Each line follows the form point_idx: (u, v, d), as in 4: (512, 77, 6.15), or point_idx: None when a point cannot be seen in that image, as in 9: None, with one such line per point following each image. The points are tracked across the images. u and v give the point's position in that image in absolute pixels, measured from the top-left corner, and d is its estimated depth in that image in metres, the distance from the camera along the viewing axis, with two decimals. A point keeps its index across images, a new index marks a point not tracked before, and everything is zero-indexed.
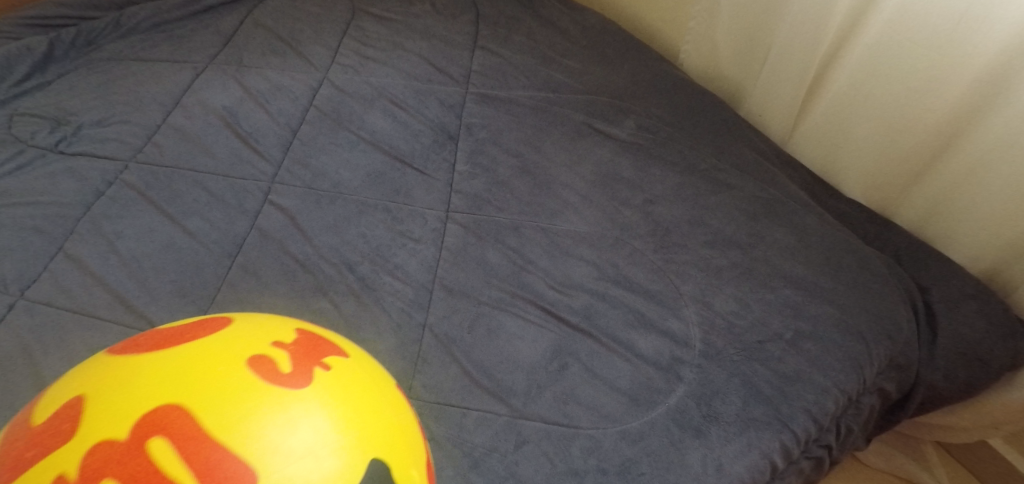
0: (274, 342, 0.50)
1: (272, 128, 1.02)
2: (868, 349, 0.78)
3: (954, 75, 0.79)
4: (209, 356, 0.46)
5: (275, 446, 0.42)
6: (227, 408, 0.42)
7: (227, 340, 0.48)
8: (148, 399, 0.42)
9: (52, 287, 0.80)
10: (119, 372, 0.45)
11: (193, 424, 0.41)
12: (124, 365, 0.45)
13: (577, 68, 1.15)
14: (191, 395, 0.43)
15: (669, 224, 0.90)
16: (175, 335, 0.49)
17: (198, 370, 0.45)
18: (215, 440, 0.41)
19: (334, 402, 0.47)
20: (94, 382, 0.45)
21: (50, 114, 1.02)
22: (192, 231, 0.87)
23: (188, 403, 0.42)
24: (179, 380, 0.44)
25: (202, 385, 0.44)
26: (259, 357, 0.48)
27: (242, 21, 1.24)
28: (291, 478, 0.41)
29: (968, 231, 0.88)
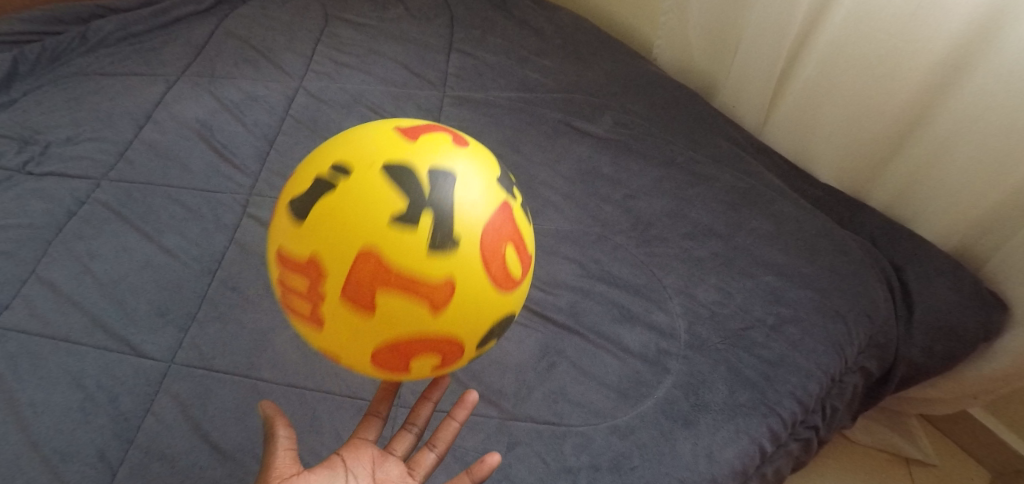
0: (374, 128, 0.51)
1: (248, 139, 1.01)
2: (848, 330, 0.79)
3: (919, 59, 0.81)
4: (343, 155, 0.49)
5: (441, 183, 0.46)
6: (392, 170, 0.46)
7: (345, 142, 0.51)
8: (341, 196, 0.46)
9: (26, 312, 0.78)
10: (300, 202, 0.48)
11: (381, 188, 0.45)
12: (296, 200, 0.48)
13: (553, 67, 1.15)
14: (363, 174, 0.46)
15: (650, 218, 0.90)
16: (306, 167, 0.51)
17: (349, 165, 0.47)
18: (403, 192, 0.45)
19: (455, 147, 0.51)
20: (289, 225, 0.48)
21: (16, 134, 1.00)
22: (170, 248, 0.85)
23: (365, 178, 0.46)
24: (344, 175, 0.47)
25: (363, 167, 0.47)
26: (376, 137, 0.50)
27: (213, 31, 1.22)
28: (471, 204, 0.47)
29: (939, 210, 0.90)
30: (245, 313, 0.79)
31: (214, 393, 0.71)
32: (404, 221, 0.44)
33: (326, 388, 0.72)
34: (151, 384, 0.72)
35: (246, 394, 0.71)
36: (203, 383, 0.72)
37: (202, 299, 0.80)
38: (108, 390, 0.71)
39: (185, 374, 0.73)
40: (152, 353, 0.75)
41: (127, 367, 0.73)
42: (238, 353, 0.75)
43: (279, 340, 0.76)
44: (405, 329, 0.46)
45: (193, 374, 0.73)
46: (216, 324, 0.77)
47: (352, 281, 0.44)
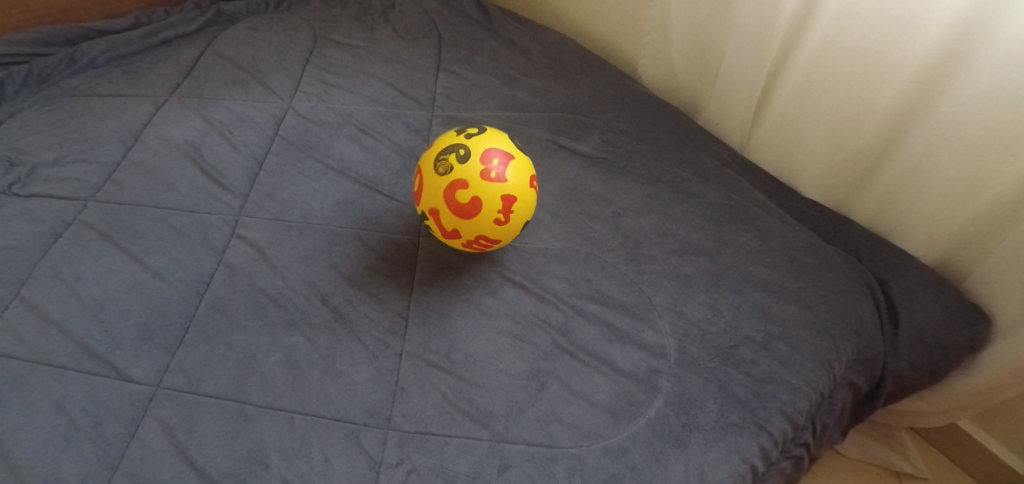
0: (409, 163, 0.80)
1: (237, 159, 1.00)
2: (835, 345, 0.80)
3: (895, 79, 0.83)
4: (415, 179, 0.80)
5: (453, 140, 0.79)
6: (431, 156, 0.79)
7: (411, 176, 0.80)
8: (427, 185, 0.78)
9: (9, 337, 0.77)
10: (422, 207, 0.79)
11: (437, 162, 0.77)
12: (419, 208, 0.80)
13: (540, 87, 1.17)
14: (426, 168, 0.79)
15: (639, 236, 0.91)
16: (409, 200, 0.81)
17: (418, 176, 0.79)
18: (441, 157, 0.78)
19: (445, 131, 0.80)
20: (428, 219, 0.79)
21: (2, 156, 0.99)
22: (157, 270, 0.85)
23: (429, 170, 0.78)
24: (421, 180, 0.79)
25: (424, 169, 0.79)
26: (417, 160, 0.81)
27: (202, 52, 1.22)
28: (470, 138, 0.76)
29: (920, 224, 0.92)
30: (233, 335, 0.78)
31: (202, 418, 0.70)
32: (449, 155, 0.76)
33: (315, 411, 0.72)
34: (136, 409, 0.71)
35: (234, 419, 0.71)
36: (190, 408, 0.71)
37: (190, 322, 0.79)
38: (93, 416, 0.70)
39: (172, 399, 0.72)
40: (138, 377, 0.74)
41: (112, 392, 0.72)
42: (226, 376, 0.74)
43: (267, 363, 0.76)
44: (483, 195, 0.75)
45: (181, 398, 0.72)
46: (204, 347, 0.77)
47: (450, 195, 0.76)
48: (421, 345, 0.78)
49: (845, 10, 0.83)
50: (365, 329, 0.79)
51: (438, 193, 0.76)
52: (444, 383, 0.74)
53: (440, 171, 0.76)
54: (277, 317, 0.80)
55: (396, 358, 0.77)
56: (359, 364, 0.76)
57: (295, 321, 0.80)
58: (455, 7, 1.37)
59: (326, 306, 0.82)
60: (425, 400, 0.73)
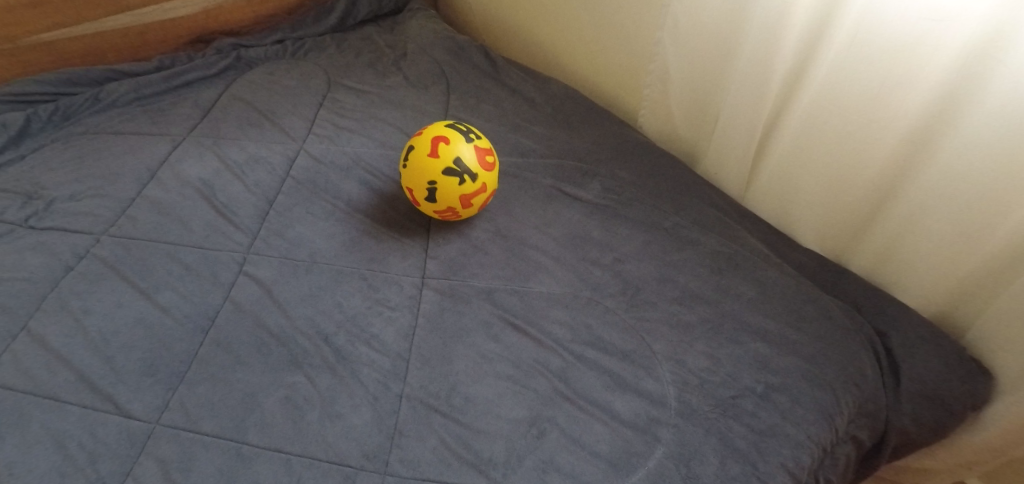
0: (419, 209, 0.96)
1: (248, 198, 1.03)
2: (837, 398, 0.80)
3: (885, 136, 0.86)
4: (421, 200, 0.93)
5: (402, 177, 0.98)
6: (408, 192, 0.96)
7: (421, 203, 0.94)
8: (416, 188, 0.92)
9: (13, 369, 0.77)
10: (433, 199, 0.92)
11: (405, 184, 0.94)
12: (437, 202, 0.92)
13: (545, 134, 1.20)
14: (411, 193, 0.94)
15: (639, 283, 0.92)
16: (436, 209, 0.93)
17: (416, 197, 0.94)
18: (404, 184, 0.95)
19: None
20: (444, 196, 0.91)
21: (22, 189, 1.02)
22: (164, 305, 0.86)
23: (409, 192, 0.94)
24: (415, 192, 0.93)
25: (411, 192, 0.94)
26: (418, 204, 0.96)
27: (221, 94, 1.27)
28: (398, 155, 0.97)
29: (916, 277, 0.93)
30: (235, 373, 0.78)
31: (199, 456, 0.70)
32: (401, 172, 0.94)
33: (313, 453, 0.71)
34: (134, 446, 0.71)
35: (232, 458, 0.70)
36: (188, 446, 0.71)
37: (192, 358, 0.80)
38: (90, 452, 0.70)
39: (171, 436, 0.72)
40: (138, 413, 0.74)
41: (112, 427, 0.72)
42: (225, 415, 0.74)
43: (267, 402, 0.76)
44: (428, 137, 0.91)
45: (179, 436, 0.72)
46: (205, 384, 0.77)
47: (419, 172, 0.90)
48: (421, 387, 0.78)
49: (836, 70, 0.86)
50: (366, 370, 0.80)
51: (419, 172, 0.90)
52: (443, 427, 0.74)
53: (411, 165, 0.91)
54: (280, 356, 0.81)
55: (395, 400, 0.77)
56: (358, 405, 0.76)
57: (296, 360, 0.80)
58: (464, 56, 1.42)
59: (328, 346, 0.82)
60: (424, 445, 0.72)
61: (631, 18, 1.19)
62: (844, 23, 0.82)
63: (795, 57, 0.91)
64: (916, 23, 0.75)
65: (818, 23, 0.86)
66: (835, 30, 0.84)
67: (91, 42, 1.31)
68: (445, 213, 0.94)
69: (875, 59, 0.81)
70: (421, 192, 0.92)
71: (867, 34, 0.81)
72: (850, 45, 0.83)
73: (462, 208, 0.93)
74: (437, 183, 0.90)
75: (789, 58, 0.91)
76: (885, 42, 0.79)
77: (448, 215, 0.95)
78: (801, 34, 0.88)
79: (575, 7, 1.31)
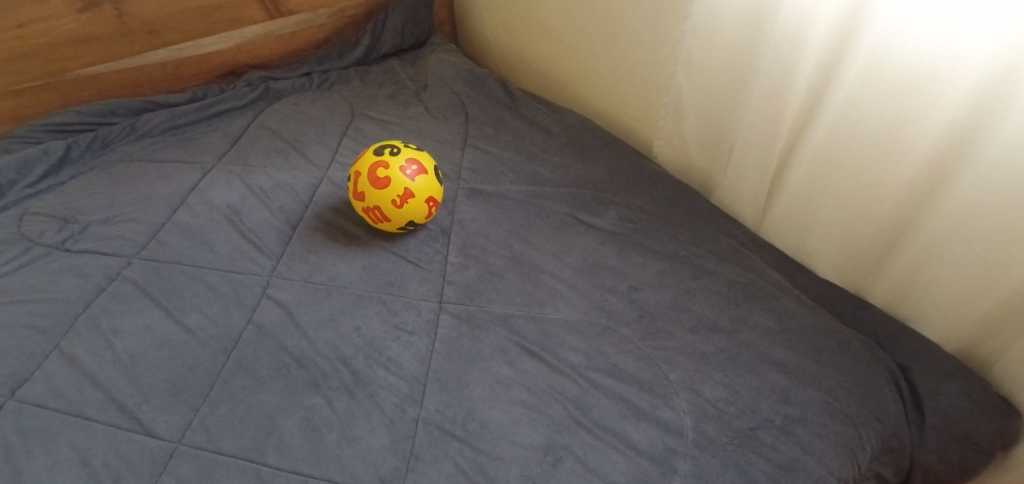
0: (395, 202, 0.96)
1: (272, 223, 1.06)
2: (858, 433, 0.78)
3: (899, 171, 0.86)
4: (375, 212, 0.99)
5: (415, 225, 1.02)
6: (397, 221, 0.99)
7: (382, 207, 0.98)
8: (374, 223, 1.01)
9: (45, 387, 0.80)
10: (363, 211, 1.00)
11: (387, 227, 1.01)
12: (363, 208, 1.00)
13: (561, 163, 1.22)
14: (385, 222, 1.00)
15: (655, 311, 0.93)
16: (365, 201, 0.98)
17: (378, 219, 1.00)
18: (397, 227, 1.01)
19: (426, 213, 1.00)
20: (358, 204, 1.01)
21: (60, 214, 1.07)
22: (189, 326, 0.88)
23: (386, 224, 1.00)
24: (374, 219, 1.00)
25: (384, 223, 1.00)
26: (398, 205, 0.97)
27: (249, 124, 1.32)
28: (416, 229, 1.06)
29: (936, 312, 0.92)
30: (256, 395, 0.80)
31: (218, 477, 0.71)
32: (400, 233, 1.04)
33: (329, 476, 0.72)
34: (156, 465, 0.72)
35: (250, 480, 0.71)
36: (209, 466, 0.72)
37: (215, 379, 0.82)
38: (114, 470, 0.72)
39: (192, 456, 0.73)
40: (162, 432, 0.76)
41: (135, 446, 0.74)
42: (245, 436, 0.75)
43: (286, 423, 0.77)
44: None
45: (200, 455, 0.73)
46: (227, 405, 0.79)
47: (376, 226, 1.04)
48: (437, 412, 0.79)
49: (849, 105, 0.88)
50: (383, 393, 0.81)
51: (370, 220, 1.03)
52: (458, 452, 0.75)
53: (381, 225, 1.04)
54: (299, 378, 0.82)
55: (412, 424, 0.77)
56: (375, 428, 0.77)
57: (316, 382, 0.82)
58: (482, 87, 1.46)
59: (347, 369, 0.84)
60: (439, 470, 0.73)
61: (646, 52, 1.22)
62: (856, 59, 0.83)
63: (808, 91, 0.92)
64: (926, 61, 0.76)
65: (831, 59, 0.87)
66: (847, 66, 0.85)
67: (131, 75, 1.38)
68: (374, 214, 0.99)
69: (887, 95, 0.82)
70: (369, 221, 1.02)
71: (879, 70, 0.82)
72: (863, 81, 0.84)
73: (358, 189, 0.98)
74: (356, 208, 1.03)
75: (802, 92, 0.92)
76: (897, 78, 0.80)
77: (377, 214, 0.99)
78: (814, 69, 0.90)
79: (592, 42, 1.35)
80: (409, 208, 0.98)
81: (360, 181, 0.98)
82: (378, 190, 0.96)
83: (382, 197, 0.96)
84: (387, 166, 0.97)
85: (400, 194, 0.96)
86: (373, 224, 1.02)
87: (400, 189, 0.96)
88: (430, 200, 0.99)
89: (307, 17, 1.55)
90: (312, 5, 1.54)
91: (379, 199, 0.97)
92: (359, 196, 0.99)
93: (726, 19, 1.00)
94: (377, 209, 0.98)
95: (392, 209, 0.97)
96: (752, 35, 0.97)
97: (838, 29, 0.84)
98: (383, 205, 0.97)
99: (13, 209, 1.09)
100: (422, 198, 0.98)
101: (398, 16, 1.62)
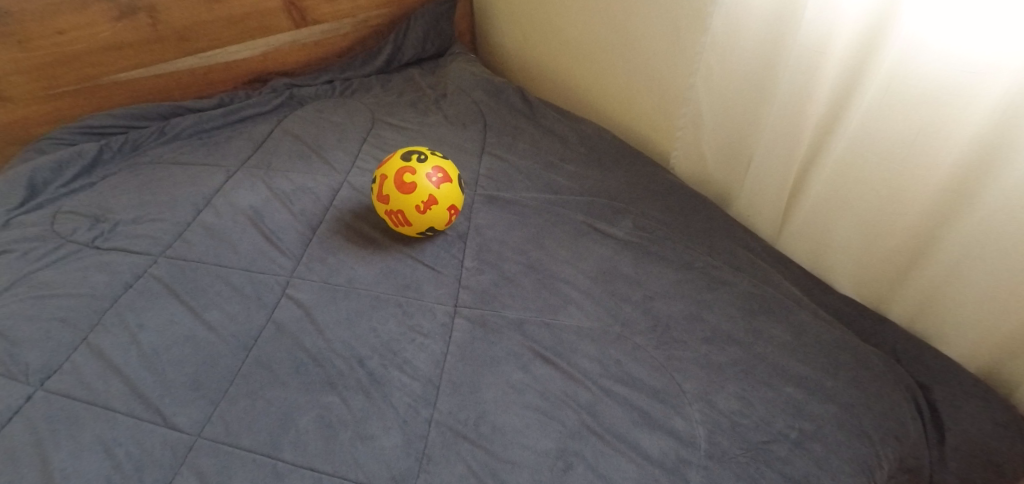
0: (419, 209, 0.99)
1: (294, 226, 1.09)
2: (875, 449, 0.77)
3: (920, 185, 0.86)
4: (397, 217, 1.01)
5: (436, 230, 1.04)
6: (418, 227, 1.02)
7: (405, 214, 1.00)
8: (396, 227, 1.03)
9: (72, 379, 0.83)
10: (386, 215, 1.02)
11: (408, 232, 1.04)
12: (386, 212, 1.02)
13: (577, 172, 1.24)
14: (406, 228, 1.02)
15: (669, 320, 0.93)
16: (389, 206, 1.00)
17: (400, 224, 1.02)
18: (418, 232, 1.03)
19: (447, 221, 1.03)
20: (381, 208, 1.02)
21: (91, 212, 1.11)
22: (212, 323, 0.91)
23: (407, 229, 1.02)
24: (396, 224, 1.02)
25: (405, 228, 1.02)
26: (421, 212, 0.99)
27: (273, 130, 1.35)
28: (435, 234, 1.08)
29: (958, 329, 0.91)
30: (274, 392, 0.82)
31: (236, 471, 0.73)
32: (419, 238, 1.06)
33: (343, 474, 0.73)
34: (176, 458, 0.74)
35: (266, 475, 0.73)
36: (227, 460, 0.74)
37: (235, 376, 0.84)
38: (136, 461, 0.74)
39: (211, 450, 0.75)
40: (183, 426, 0.78)
41: (157, 438, 0.76)
42: (262, 432, 0.77)
43: (302, 421, 0.78)
44: None
45: (219, 450, 0.75)
46: (245, 402, 0.80)
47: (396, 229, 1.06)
48: (450, 414, 0.80)
49: (870, 118, 0.88)
50: (397, 394, 0.82)
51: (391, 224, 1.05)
52: (470, 455, 0.75)
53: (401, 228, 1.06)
54: (316, 377, 0.84)
55: (425, 425, 0.78)
56: (389, 428, 0.78)
57: (332, 382, 0.83)
58: (501, 97, 1.48)
59: (362, 369, 0.85)
60: (451, 471, 0.74)
61: (665, 64, 1.23)
62: (878, 73, 0.83)
63: (828, 105, 0.93)
64: (951, 75, 0.76)
65: (852, 73, 0.88)
66: (869, 80, 0.85)
67: (161, 80, 1.43)
68: (396, 218, 1.01)
69: (910, 109, 0.82)
70: (391, 225, 1.04)
71: (901, 84, 0.82)
72: (885, 95, 0.84)
73: (384, 195, 1.00)
74: (378, 211, 1.05)
75: (823, 106, 0.92)
76: (919, 93, 0.80)
77: (399, 218, 1.00)
78: (835, 82, 0.90)
79: (611, 53, 1.37)
80: (433, 215, 1.00)
81: (387, 187, 0.99)
82: (404, 195, 0.98)
83: (407, 201, 0.98)
84: (415, 171, 0.98)
85: (425, 200, 0.98)
86: (394, 227, 1.04)
87: (425, 195, 0.98)
88: (452, 209, 1.01)
89: (331, 27, 1.59)
90: (337, 15, 1.58)
91: (403, 203, 0.98)
92: (383, 201, 1.01)
93: (747, 32, 1.01)
94: (399, 214, 1.00)
95: (415, 214, 0.99)
96: (772, 48, 0.97)
97: (860, 43, 0.84)
98: (407, 209, 0.99)
99: (47, 207, 1.13)
100: (445, 205, 1.00)
101: (420, 26, 1.65)
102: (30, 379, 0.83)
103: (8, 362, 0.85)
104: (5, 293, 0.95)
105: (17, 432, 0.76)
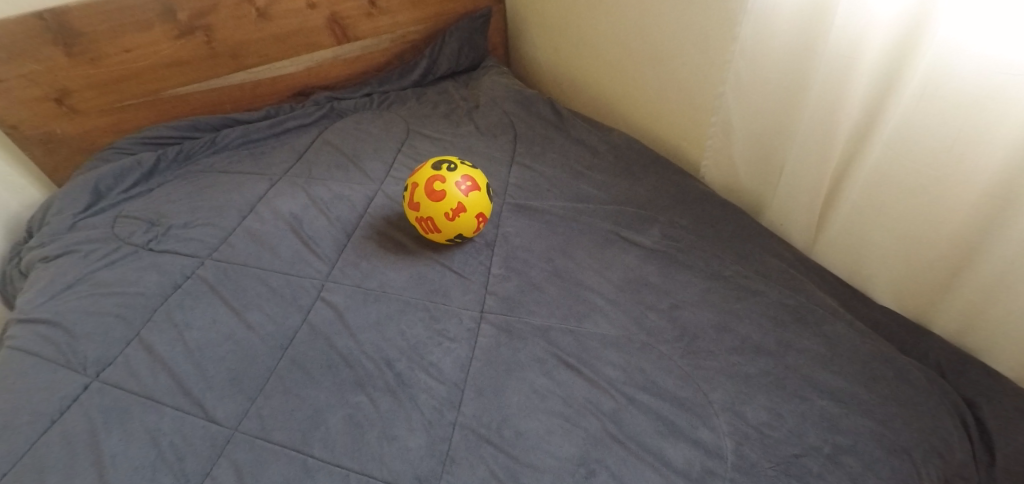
0: (447, 218, 1.01)
1: (330, 231, 1.13)
2: (915, 467, 0.74)
3: (959, 193, 0.83)
4: (425, 223, 1.04)
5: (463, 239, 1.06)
6: (445, 235, 1.04)
7: (432, 221, 1.02)
8: (425, 234, 1.07)
9: (124, 371, 0.89)
10: (416, 223, 1.06)
11: (436, 239, 1.07)
12: (415, 220, 1.05)
13: (606, 181, 1.24)
14: (434, 235, 1.05)
15: (696, 329, 0.92)
16: (417, 215, 1.04)
17: (429, 231, 1.05)
18: (445, 240, 1.06)
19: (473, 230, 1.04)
20: (410, 216, 1.06)
21: (148, 217, 1.19)
22: (251, 323, 0.95)
23: (435, 237, 1.06)
24: (425, 230, 1.05)
25: (434, 235, 1.05)
26: (448, 220, 1.02)
27: (315, 140, 1.42)
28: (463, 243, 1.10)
29: (1010, 344, 0.86)
30: (306, 390, 0.85)
31: (271, 465, 0.77)
32: (447, 246, 1.09)
33: (369, 470, 0.76)
34: (215, 450, 0.79)
35: (297, 469, 0.76)
36: (262, 453, 0.78)
37: (271, 373, 0.88)
38: (179, 451, 0.78)
39: (247, 443, 0.79)
40: (222, 419, 0.82)
41: (199, 430, 0.81)
42: (296, 428, 0.81)
43: (332, 419, 0.82)
44: None
45: (254, 443, 0.79)
46: (280, 398, 0.84)
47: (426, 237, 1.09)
48: (473, 417, 0.81)
49: (906, 124, 0.85)
50: (423, 396, 0.84)
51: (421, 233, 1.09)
52: (493, 458, 0.77)
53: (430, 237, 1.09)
54: (347, 377, 0.87)
55: (449, 427, 0.80)
56: (415, 429, 0.80)
57: (361, 382, 0.86)
58: (532, 108, 1.51)
59: (390, 371, 0.88)
60: (474, 474, 0.75)
61: (695, 72, 1.22)
62: (913, 78, 0.81)
63: (861, 112, 0.91)
64: (992, 78, 0.73)
65: (886, 79, 0.86)
66: (904, 85, 0.83)
67: (213, 95, 1.52)
68: (426, 224, 1.04)
69: (948, 114, 0.80)
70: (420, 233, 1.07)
71: (938, 88, 0.79)
72: (921, 101, 0.82)
73: (414, 203, 1.04)
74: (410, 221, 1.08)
75: (856, 113, 0.91)
76: (957, 97, 0.78)
77: (429, 225, 1.03)
78: (868, 89, 0.88)
79: (641, 63, 1.37)
80: (460, 223, 1.03)
81: (416, 196, 1.03)
82: (433, 202, 1.01)
83: (435, 209, 1.01)
84: (444, 180, 1.01)
85: (454, 207, 1.01)
86: (425, 234, 1.07)
87: (453, 203, 1.01)
88: (480, 217, 1.04)
89: (371, 43, 1.66)
90: (376, 31, 1.64)
91: (433, 210, 1.01)
92: (413, 211, 1.05)
93: (776, 39, 0.99)
94: (427, 223, 1.03)
95: (445, 221, 1.02)
96: (802, 55, 0.96)
97: (892, 47, 0.82)
98: (436, 217, 1.02)
99: (109, 212, 1.22)
100: (472, 213, 1.03)
101: (455, 40, 1.70)
102: (87, 370, 0.89)
103: (69, 353, 0.92)
104: (69, 290, 1.04)
105: (75, 419, 0.82)
